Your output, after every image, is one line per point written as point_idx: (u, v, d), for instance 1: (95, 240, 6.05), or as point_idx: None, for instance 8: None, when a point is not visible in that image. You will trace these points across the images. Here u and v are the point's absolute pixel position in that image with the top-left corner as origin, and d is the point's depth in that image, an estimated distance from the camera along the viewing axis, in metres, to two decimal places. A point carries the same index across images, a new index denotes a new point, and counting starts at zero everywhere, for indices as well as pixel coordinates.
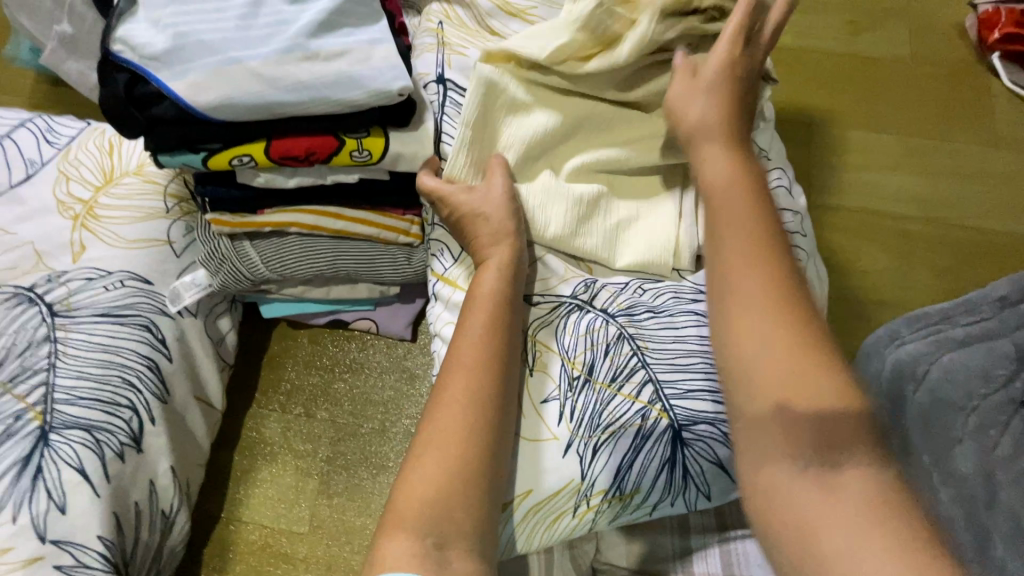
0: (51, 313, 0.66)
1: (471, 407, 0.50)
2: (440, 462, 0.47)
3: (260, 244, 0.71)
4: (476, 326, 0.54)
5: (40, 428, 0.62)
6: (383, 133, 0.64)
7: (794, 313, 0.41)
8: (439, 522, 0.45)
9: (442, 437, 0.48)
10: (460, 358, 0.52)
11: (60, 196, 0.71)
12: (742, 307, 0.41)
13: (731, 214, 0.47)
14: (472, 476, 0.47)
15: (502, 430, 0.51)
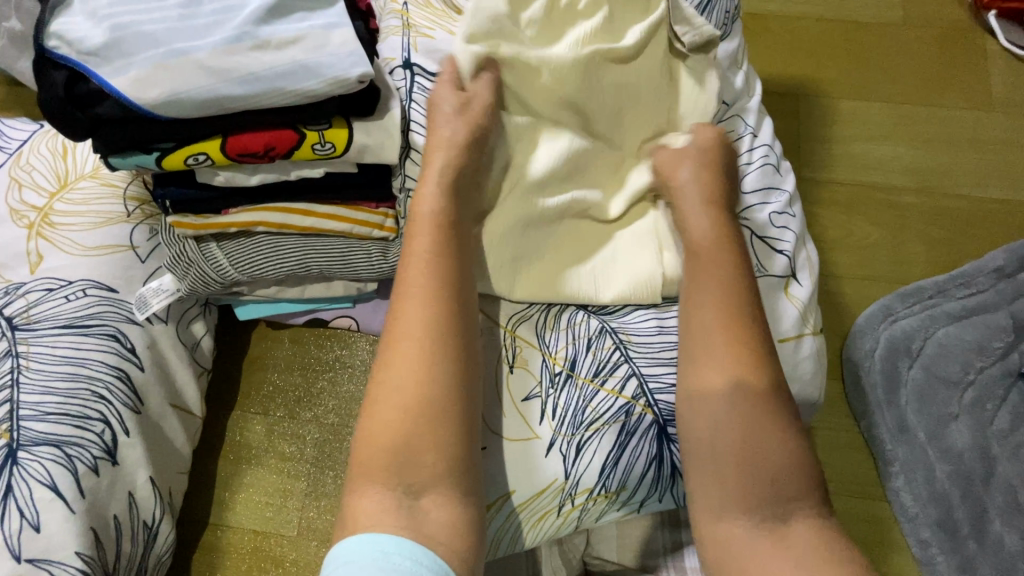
0: (11, 327, 0.63)
1: (424, 337, 0.48)
2: (400, 401, 0.46)
3: (227, 245, 0.68)
4: (417, 257, 0.51)
5: (7, 446, 0.60)
6: (346, 123, 0.60)
7: (750, 364, 0.49)
8: (408, 464, 0.44)
9: (399, 372, 0.47)
10: (409, 285, 0.50)
11: (14, 204, 0.68)
12: (703, 359, 0.50)
13: (705, 270, 0.54)
14: (438, 409, 0.46)
15: (464, 356, 0.49)
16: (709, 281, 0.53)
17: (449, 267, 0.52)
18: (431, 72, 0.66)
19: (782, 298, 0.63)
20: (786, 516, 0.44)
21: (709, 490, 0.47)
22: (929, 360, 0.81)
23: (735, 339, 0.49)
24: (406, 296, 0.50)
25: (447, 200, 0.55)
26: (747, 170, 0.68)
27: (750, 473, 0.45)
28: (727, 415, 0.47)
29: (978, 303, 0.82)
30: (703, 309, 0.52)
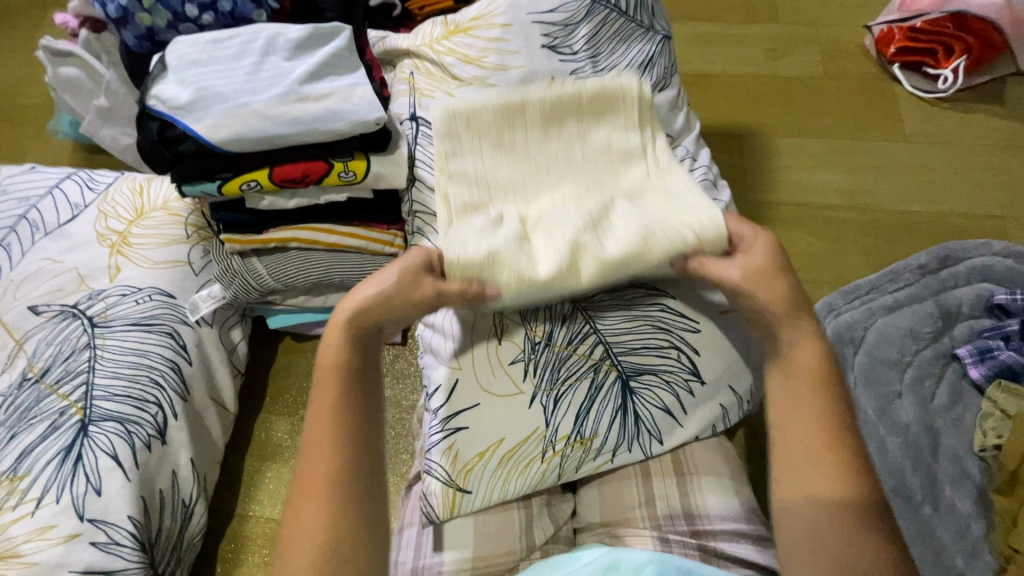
0: (91, 324, 0.77)
1: (335, 475, 0.53)
2: (309, 543, 0.50)
3: (266, 259, 0.84)
4: (329, 385, 0.56)
5: (81, 420, 0.72)
6: (365, 157, 0.78)
7: (829, 434, 0.55)
8: None
9: (304, 515, 0.52)
10: (315, 431, 0.55)
11: (100, 230, 0.83)
12: (790, 455, 0.56)
13: (795, 368, 0.58)
14: (341, 565, 0.50)
15: (363, 463, 0.54)
16: (804, 404, 0.56)
17: (364, 349, 0.59)
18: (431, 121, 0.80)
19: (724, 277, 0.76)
20: None
21: (801, 557, 0.52)
22: (871, 347, 0.92)
23: (833, 441, 0.54)
24: (327, 387, 0.56)
25: (357, 362, 0.58)
26: None
27: (835, 503, 0.52)
28: (825, 512, 0.53)
29: (909, 295, 0.94)
30: (795, 426, 0.56)
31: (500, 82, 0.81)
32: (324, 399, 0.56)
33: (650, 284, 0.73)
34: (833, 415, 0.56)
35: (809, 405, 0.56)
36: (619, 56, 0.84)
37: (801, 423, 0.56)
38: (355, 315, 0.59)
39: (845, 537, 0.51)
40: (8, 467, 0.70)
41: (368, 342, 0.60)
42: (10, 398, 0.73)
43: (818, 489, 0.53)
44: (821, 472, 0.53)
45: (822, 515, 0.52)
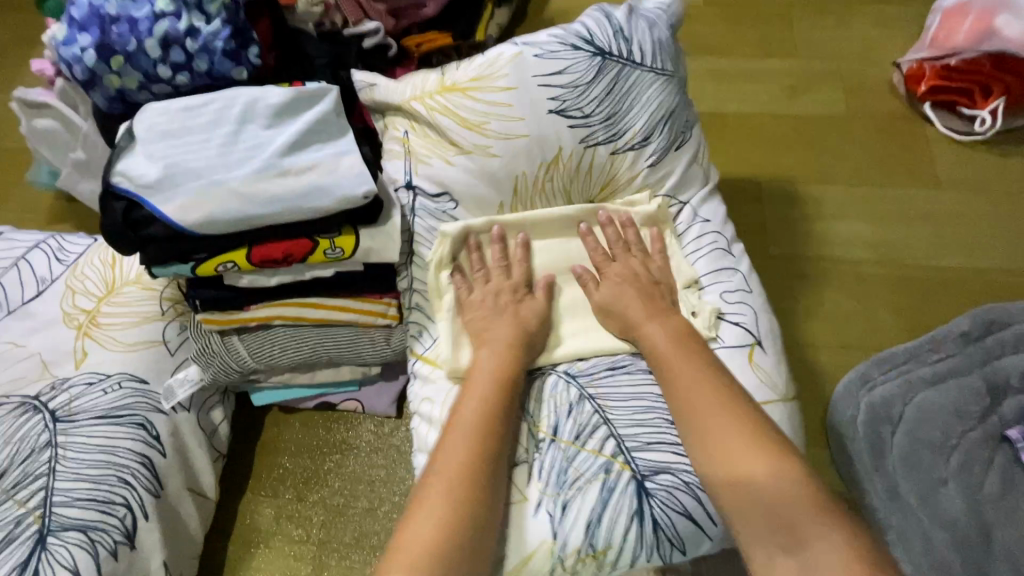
0: (54, 418, 0.70)
1: (476, 433, 0.58)
2: (431, 525, 0.52)
3: (248, 338, 0.77)
4: (478, 390, 0.62)
5: (39, 531, 0.65)
6: (354, 231, 0.71)
7: (727, 410, 0.57)
8: (438, 574, 0.50)
9: (423, 507, 0.53)
10: (459, 425, 0.59)
11: (67, 308, 0.76)
12: (711, 448, 0.56)
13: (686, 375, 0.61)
14: (458, 539, 0.52)
15: (492, 478, 0.57)
16: (698, 394, 0.59)
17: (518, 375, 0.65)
18: (430, 192, 0.76)
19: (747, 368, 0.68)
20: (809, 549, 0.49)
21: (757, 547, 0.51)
22: (911, 425, 0.83)
23: (746, 455, 0.53)
24: (478, 384, 0.62)
25: (517, 352, 0.66)
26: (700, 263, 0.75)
27: (774, 525, 0.50)
28: (758, 480, 0.52)
29: (950, 368, 0.86)
30: (700, 410, 0.58)
31: (503, 152, 0.74)
32: (471, 398, 0.62)
33: None
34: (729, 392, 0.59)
35: (708, 393, 0.59)
36: (634, 115, 0.76)
37: (709, 410, 0.57)
38: (513, 344, 0.67)
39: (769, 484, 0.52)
40: None
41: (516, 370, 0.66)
42: None
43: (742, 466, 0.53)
44: (740, 446, 0.54)
45: (766, 544, 0.50)
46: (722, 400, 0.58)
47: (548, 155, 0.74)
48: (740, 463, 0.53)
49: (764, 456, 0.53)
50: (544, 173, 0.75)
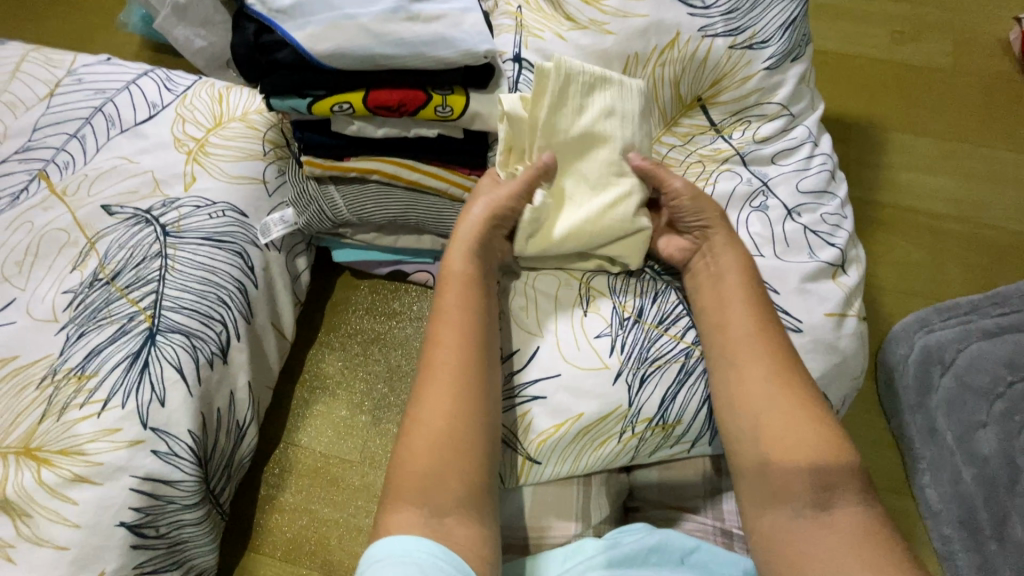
0: (164, 232, 0.74)
1: (458, 348, 0.56)
2: (427, 447, 0.51)
3: (343, 188, 0.80)
4: (455, 295, 0.59)
5: (149, 328, 0.71)
6: (464, 93, 0.72)
7: (782, 370, 0.55)
8: (438, 493, 0.50)
9: (411, 442, 0.52)
10: (442, 337, 0.57)
11: (177, 134, 0.79)
12: (754, 402, 0.54)
13: (728, 305, 0.60)
14: (461, 450, 0.51)
15: (482, 385, 0.55)
16: (759, 339, 0.57)
17: (489, 274, 0.63)
18: (539, 68, 0.74)
19: (827, 281, 0.67)
20: (828, 509, 0.50)
21: (779, 501, 0.52)
22: (961, 371, 0.86)
23: (795, 414, 0.53)
24: (452, 290, 0.59)
25: (481, 254, 0.62)
26: (804, 176, 0.73)
27: (807, 485, 0.51)
28: (807, 446, 0.52)
29: (1012, 323, 0.88)
30: (755, 362, 0.56)
31: (618, 30, 0.73)
32: (447, 306, 0.58)
33: None
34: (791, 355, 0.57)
35: (764, 342, 0.57)
36: (756, 15, 0.74)
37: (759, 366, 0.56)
38: (477, 250, 0.62)
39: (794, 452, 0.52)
40: (77, 365, 0.69)
41: (486, 268, 0.63)
42: (80, 295, 0.72)
43: (780, 432, 0.53)
44: (788, 407, 0.53)
45: (796, 508, 0.51)
46: (783, 360, 0.56)
47: (663, 40, 0.72)
48: (783, 422, 0.53)
49: (808, 423, 0.53)
50: (656, 57, 0.73)
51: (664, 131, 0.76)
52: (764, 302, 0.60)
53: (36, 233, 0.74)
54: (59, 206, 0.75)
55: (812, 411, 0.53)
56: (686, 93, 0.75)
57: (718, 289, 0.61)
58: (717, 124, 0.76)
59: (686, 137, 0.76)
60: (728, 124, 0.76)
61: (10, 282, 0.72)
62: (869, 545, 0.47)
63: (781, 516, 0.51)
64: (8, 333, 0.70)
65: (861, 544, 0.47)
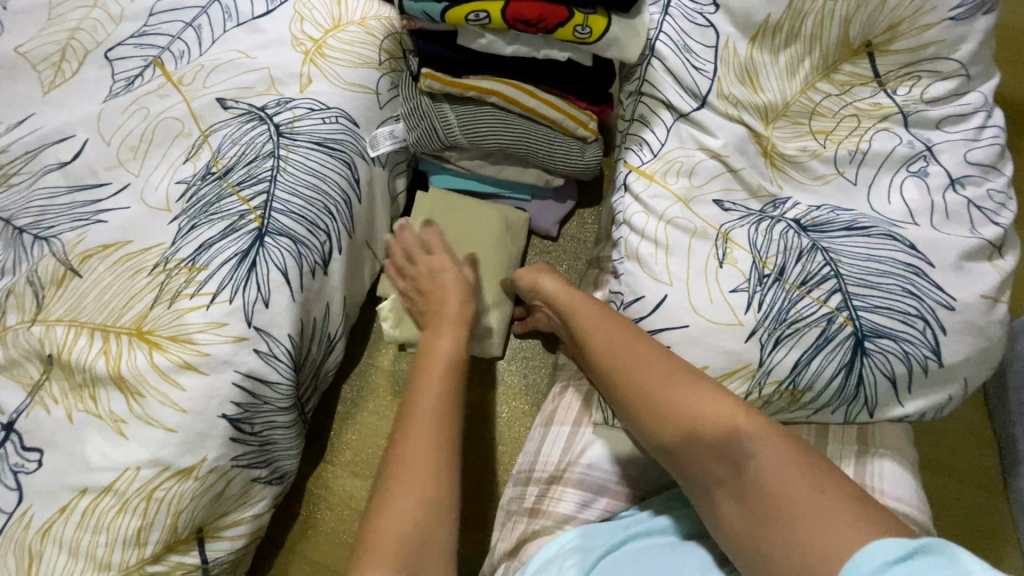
0: (278, 133, 0.72)
1: (444, 403, 0.57)
2: (409, 505, 0.49)
3: (458, 108, 0.77)
4: (434, 365, 0.62)
5: (259, 229, 0.69)
6: (607, 15, 0.67)
7: (653, 358, 0.54)
8: (417, 556, 0.47)
9: (394, 506, 0.49)
10: (427, 395, 0.58)
11: (295, 32, 0.76)
12: (644, 407, 0.53)
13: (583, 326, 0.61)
14: (445, 497, 0.50)
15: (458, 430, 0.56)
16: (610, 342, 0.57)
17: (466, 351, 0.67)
18: None
19: (985, 261, 0.61)
20: (758, 472, 0.47)
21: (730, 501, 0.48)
22: None
23: (682, 386, 0.52)
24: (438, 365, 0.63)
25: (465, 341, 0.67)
26: (972, 146, 0.66)
27: (726, 458, 0.48)
28: (703, 428, 0.49)
29: None
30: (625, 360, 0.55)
31: None
32: (431, 374, 0.61)
33: (907, 241, 0.60)
34: (652, 342, 0.56)
35: (622, 337, 0.57)
36: None
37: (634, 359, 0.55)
38: (459, 333, 0.68)
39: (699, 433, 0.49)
40: (187, 257, 0.68)
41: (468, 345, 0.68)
42: (192, 188, 0.71)
43: (682, 425, 0.50)
44: (677, 386, 0.52)
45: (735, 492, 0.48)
46: (652, 350, 0.55)
47: None
48: (679, 412, 0.51)
49: (694, 388, 0.51)
50: None
51: (820, 78, 0.69)
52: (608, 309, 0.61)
53: (151, 120, 0.73)
54: (175, 95, 0.74)
55: (694, 380, 0.52)
56: (856, 37, 0.66)
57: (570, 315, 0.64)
58: (883, 76, 0.68)
59: (844, 87, 0.69)
60: (896, 76, 0.68)
61: (125, 168, 0.72)
62: (811, 484, 0.45)
63: (738, 513, 0.47)
64: (123, 219, 0.70)
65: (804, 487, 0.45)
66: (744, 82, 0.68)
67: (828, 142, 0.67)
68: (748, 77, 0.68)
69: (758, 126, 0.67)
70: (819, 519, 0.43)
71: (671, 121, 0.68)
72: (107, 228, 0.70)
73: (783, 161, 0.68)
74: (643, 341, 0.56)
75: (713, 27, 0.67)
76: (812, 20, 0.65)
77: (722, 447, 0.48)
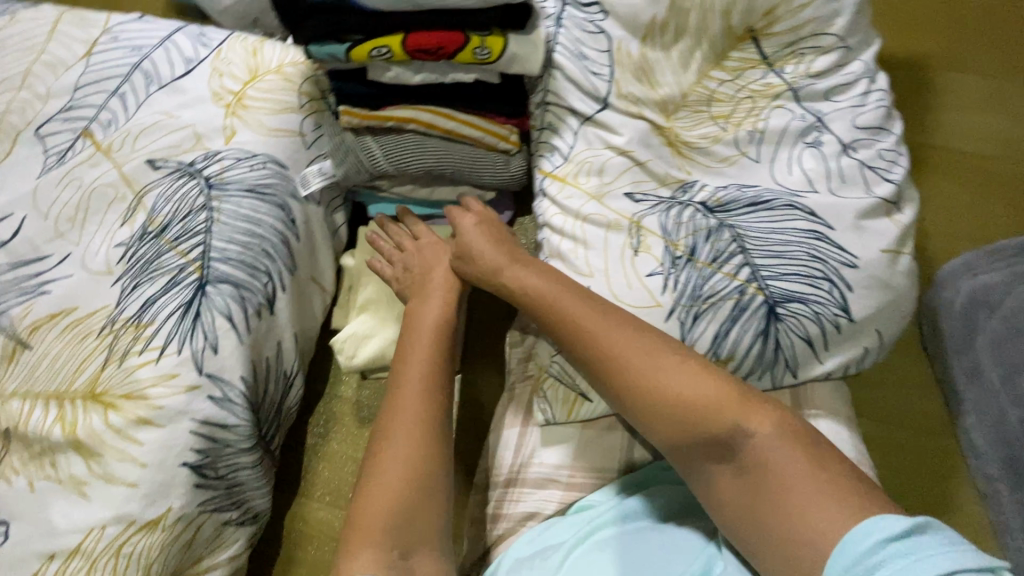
0: (208, 185, 0.75)
1: (427, 386, 0.60)
2: (395, 485, 0.54)
3: (380, 138, 0.80)
4: (422, 342, 0.65)
5: (199, 279, 0.72)
6: (502, 34, 0.70)
7: (639, 344, 0.55)
8: (405, 534, 0.52)
9: (379, 482, 0.54)
10: (416, 377, 0.61)
11: (216, 88, 0.79)
12: (637, 392, 0.54)
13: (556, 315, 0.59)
14: (428, 477, 0.55)
15: (444, 405, 0.60)
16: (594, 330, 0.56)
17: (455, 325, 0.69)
18: (580, 3, 0.73)
19: (883, 217, 0.65)
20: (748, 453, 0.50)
21: (724, 479, 0.51)
22: None
23: (677, 373, 0.52)
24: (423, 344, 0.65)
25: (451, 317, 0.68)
26: (860, 112, 0.70)
27: (721, 440, 0.51)
28: (700, 414, 0.51)
29: None
30: (615, 348, 0.55)
31: None
32: (422, 353, 0.63)
33: (807, 209, 0.63)
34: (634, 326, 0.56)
35: (608, 325, 0.56)
36: None
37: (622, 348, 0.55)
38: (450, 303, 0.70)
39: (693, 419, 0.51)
40: (133, 315, 0.71)
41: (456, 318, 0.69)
42: (131, 248, 0.73)
43: (678, 412, 0.52)
44: (672, 374, 0.53)
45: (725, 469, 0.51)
46: (635, 334, 0.55)
47: None
48: (676, 398, 0.52)
49: (687, 375, 0.52)
50: None
51: (712, 66, 0.72)
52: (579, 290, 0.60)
53: (85, 189, 0.76)
54: (106, 162, 0.77)
55: (686, 367, 0.53)
56: (738, 25, 0.71)
57: (532, 300, 0.61)
58: (769, 57, 0.72)
59: (736, 72, 0.72)
60: (780, 56, 0.72)
61: (65, 238, 0.75)
62: (801, 465, 0.48)
63: (728, 489, 0.51)
64: (66, 287, 0.72)
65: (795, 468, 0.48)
66: (640, 80, 0.71)
67: (728, 126, 0.70)
68: (644, 75, 0.71)
69: (659, 120, 0.71)
70: (804, 499, 0.47)
71: (577, 125, 0.72)
72: (52, 298, 0.72)
73: (688, 149, 0.70)
74: (627, 329, 0.56)
75: (604, 32, 0.71)
76: (693, 14, 0.69)
77: (716, 431, 0.51)
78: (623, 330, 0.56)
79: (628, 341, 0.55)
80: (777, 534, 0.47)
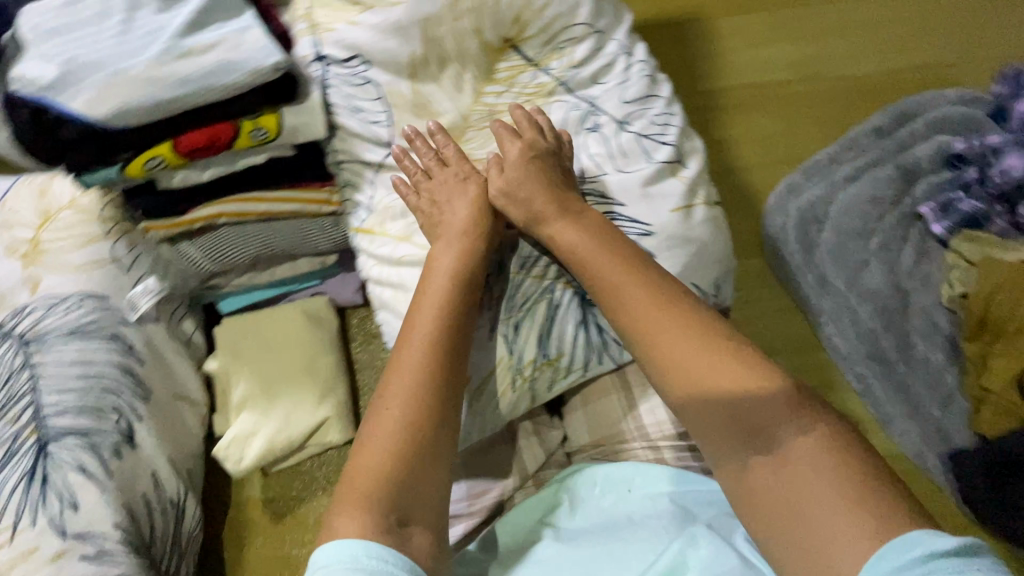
0: (23, 342, 0.72)
1: (423, 358, 0.55)
2: (382, 451, 0.51)
3: (198, 241, 0.80)
4: (422, 308, 0.59)
5: (38, 441, 0.69)
6: (274, 110, 0.71)
7: (693, 331, 0.52)
8: (402, 501, 0.49)
9: (373, 442, 0.51)
10: (410, 339, 0.57)
11: (9, 242, 0.77)
12: (672, 368, 0.52)
13: (625, 303, 0.55)
14: (415, 462, 0.51)
15: (448, 388, 0.55)
16: (662, 318, 0.53)
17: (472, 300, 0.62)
18: (341, 60, 0.74)
19: (670, 177, 0.69)
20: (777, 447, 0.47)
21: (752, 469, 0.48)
22: (835, 221, 0.90)
23: (721, 363, 0.50)
24: (422, 312, 0.59)
25: (462, 292, 0.61)
26: (626, 89, 0.75)
27: (754, 432, 0.48)
28: (748, 403, 0.48)
29: (869, 162, 0.92)
30: (663, 336, 0.53)
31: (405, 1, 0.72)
32: (414, 320, 0.58)
33: (596, 194, 0.68)
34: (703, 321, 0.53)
35: (661, 313, 0.53)
36: None
37: (669, 336, 0.52)
38: (471, 252, 0.63)
39: (735, 413, 0.49)
40: None
41: (473, 288, 0.62)
42: None
43: (721, 400, 0.49)
44: (715, 366, 0.50)
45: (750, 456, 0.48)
46: (690, 322, 0.53)
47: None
48: (723, 383, 0.49)
49: (730, 367, 0.50)
50: (449, 13, 0.73)
51: (485, 82, 0.77)
52: (663, 281, 0.56)
53: None
54: None
55: (739, 358, 0.50)
56: (494, 38, 0.76)
57: (584, 266, 0.59)
58: (534, 58, 0.77)
59: (509, 81, 0.77)
60: (544, 54, 0.77)
61: None
62: (844, 481, 0.44)
63: (754, 482, 0.48)
64: None
65: (833, 482, 0.44)
66: (420, 115, 0.74)
67: None
68: (422, 109, 0.74)
69: None
70: (830, 514, 0.43)
71: (373, 176, 0.74)
72: None
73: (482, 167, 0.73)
74: (709, 324, 0.53)
75: (371, 81, 0.73)
76: (450, 40, 0.73)
77: (752, 421, 0.48)
78: (690, 321, 0.53)
79: (670, 327, 0.53)
80: (790, 531, 0.45)
